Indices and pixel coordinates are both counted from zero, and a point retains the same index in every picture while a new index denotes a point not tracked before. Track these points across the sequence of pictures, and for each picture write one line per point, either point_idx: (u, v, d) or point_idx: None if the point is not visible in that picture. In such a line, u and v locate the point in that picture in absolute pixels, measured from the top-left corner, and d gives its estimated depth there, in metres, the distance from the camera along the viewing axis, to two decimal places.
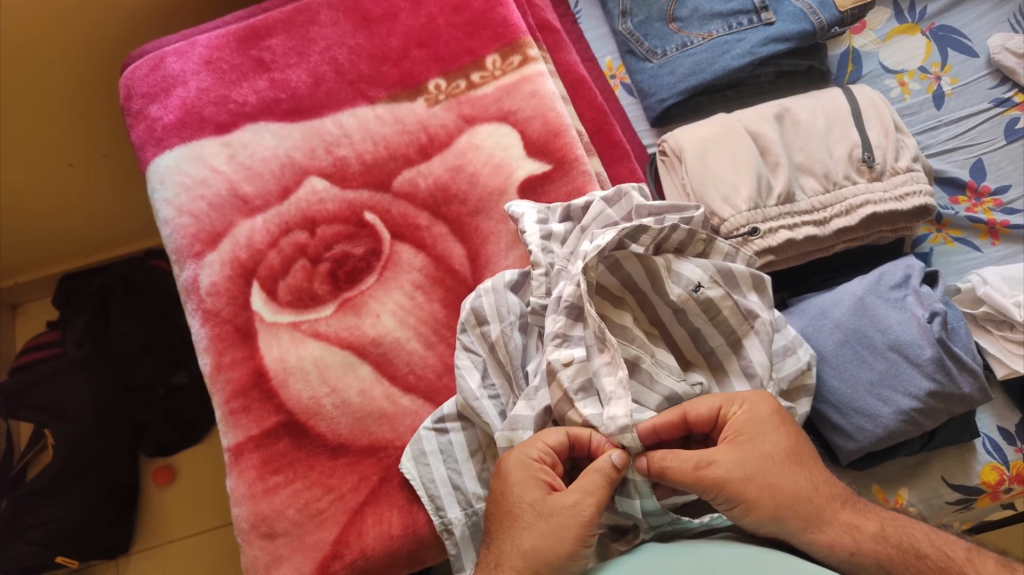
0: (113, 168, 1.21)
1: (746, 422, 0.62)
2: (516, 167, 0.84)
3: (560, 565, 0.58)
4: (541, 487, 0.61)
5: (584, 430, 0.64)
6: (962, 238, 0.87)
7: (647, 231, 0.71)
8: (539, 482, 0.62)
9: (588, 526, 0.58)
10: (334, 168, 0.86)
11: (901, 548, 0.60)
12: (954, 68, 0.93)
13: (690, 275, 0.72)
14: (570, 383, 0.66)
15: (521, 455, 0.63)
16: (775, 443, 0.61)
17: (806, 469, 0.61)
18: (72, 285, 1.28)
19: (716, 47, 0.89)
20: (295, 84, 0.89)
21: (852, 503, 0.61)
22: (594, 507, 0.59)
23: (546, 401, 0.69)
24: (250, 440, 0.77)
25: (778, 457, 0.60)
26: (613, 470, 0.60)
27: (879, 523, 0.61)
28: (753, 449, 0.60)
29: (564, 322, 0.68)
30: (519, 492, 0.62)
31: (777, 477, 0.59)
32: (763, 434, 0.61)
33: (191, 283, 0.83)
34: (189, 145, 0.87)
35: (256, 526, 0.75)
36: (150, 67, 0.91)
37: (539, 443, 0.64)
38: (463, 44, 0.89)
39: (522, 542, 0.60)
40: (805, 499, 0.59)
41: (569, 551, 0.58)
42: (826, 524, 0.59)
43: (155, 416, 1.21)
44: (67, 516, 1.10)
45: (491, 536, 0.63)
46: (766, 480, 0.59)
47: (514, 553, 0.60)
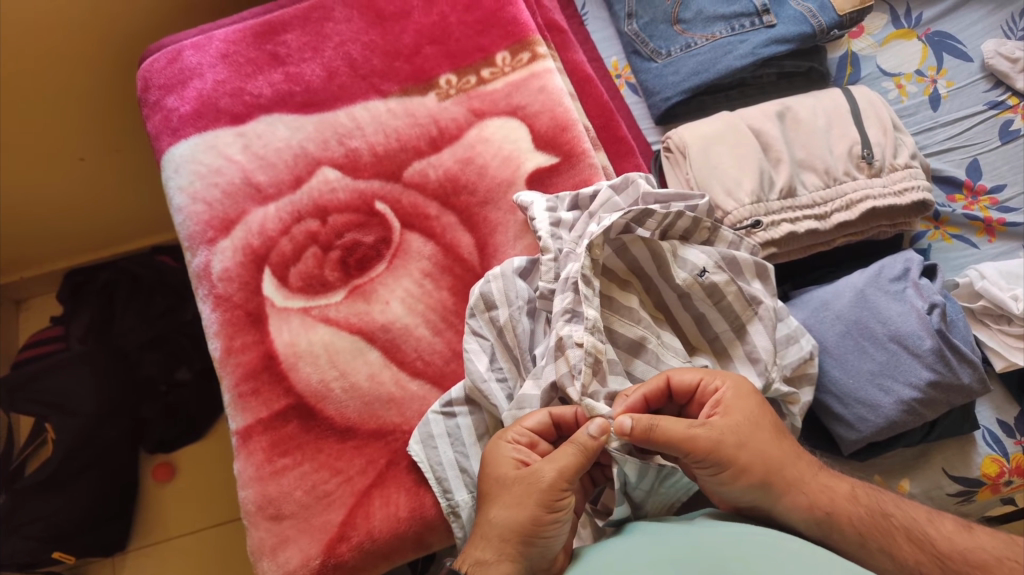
0: (124, 165, 1.22)
1: (732, 387, 0.64)
2: (525, 159, 0.86)
3: (523, 532, 0.58)
4: (511, 462, 0.63)
5: (567, 410, 0.66)
6: (960, 235, 0.89)
7: (653, 215, 0.73)
8: (509, 459, 0.63)
9: (551, 491, 0.59)
10: (346, 159, 0.88)
11: (870, 508, 0.62)
12: (950, 72, 0.96)
13: (695, 260, 0.74)
14: (574, 362, 0.67)
15: (494, 439, 0.66)
16: (758, 413, 0.63)
17: (786, 439, 0.63)
18: (79, 281, 1.29)
19: (719, 47, 0.92)
20: (309, 78, 0.91)
21: (826, 469, 0.64)
22: (556, 472, 0.60)
23: (552, 377, 0.69)
24: (259, 423, 0.78)
25: (766, 427, 0.62)
26: (589, 441, 0.61)
27: (852, 486, 0.63)
28: (747, 416, 0.62)
29: (572, 298, 0.69)
30: (491, 470, 0.64)
31: (763, 442, 0.61)
32: (750, 406, 0.63)
33: (203, 268, 0.84)
34: (204, 135, 0.89)
35: (263, 508, 0.75)
36: (168, 59, 0.93)
37: (520, 427, 0.65)
38: (474, 41, 0.92)
39: (489, 512, 0.61)
40: (789, 460, 0.62)
41: (530, 515, 0.59)
42: (805, 487, 0.62)
43: (157, 412, 1.22)
44: (69, 509, 1.09)
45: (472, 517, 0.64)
46: (755, 446, 0.61)
47: (484, 523, 0.60)
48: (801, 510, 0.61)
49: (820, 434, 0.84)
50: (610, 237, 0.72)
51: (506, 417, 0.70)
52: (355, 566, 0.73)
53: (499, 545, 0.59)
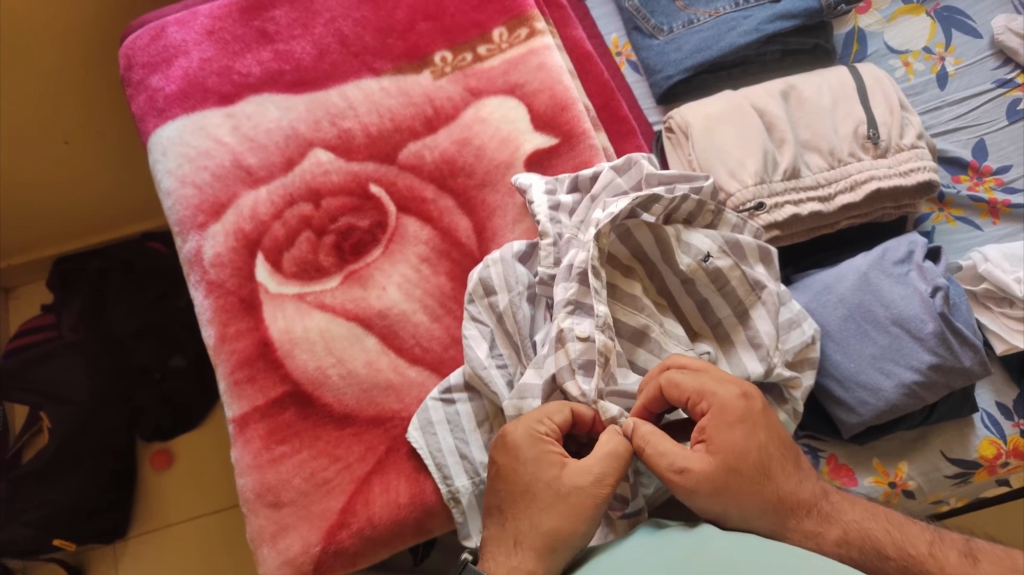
0: (110, 145, 1.19)
1: (715, 423, 0.61)
2: (524, 140, 0.84)
3: (574, 544, 0.59)
4: (555, 464, 0.61)
5: (587, 410, 0.65)
6: (964, 217, 0.88)
7: (659, 200, 0.71)
8: (553, 459, 0.62)
9: (603, 505, 0.60)
10: (339, 140, 0.85)
11: (861, 551, 0.62)
12: (958, 49, 0.94)
13: (699, 246, 0.72)
14: (574, 355, 0.67)
15: (530, 433, 0.63)
16: (744, 448, 0.60)
17: (771, 480, 0.60)
18: (68, 268, 1.26)
19: (723, 24, 0.90)
20: (299, 56, 0.88)
21: (819, 509, 0.62)
22: (615, 479, 0.60)
23: (553, 368, 0.68)
24: (255, 411, 0.76)
25: (746, 471, 0.60)
26: (624, 444, 0.62)
27: (843, 530, 0.62)
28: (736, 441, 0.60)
29: (576, 290, 0.68)
30: (533, 471, 0.61)
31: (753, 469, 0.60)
32: (734, 442, 0.60)
33: (194, 254, 0.82)
34: (192, 116, 0.86)
35: (262, 496, 0.74)
36: (151, 36, 0.90)
37: (547, 420, 0.64)
38: (469, 17, 0.89)
39: (539, 521, 0.59)
40: (770, 507, 0.60)
41: (584, 530, 0.59)
42: (787, 531, 0.61)
43: (154, 400, 1.20)
44: (66, 496, 1.09)
45: (501, 514, 0.62)
46: (732, 495, 0.59)
47: (533, 531, 0.59)
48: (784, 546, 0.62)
49: (820, 417, 0.83)
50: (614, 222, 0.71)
51: (507, 407, 0.69)
52: (356, 553, 0.72)
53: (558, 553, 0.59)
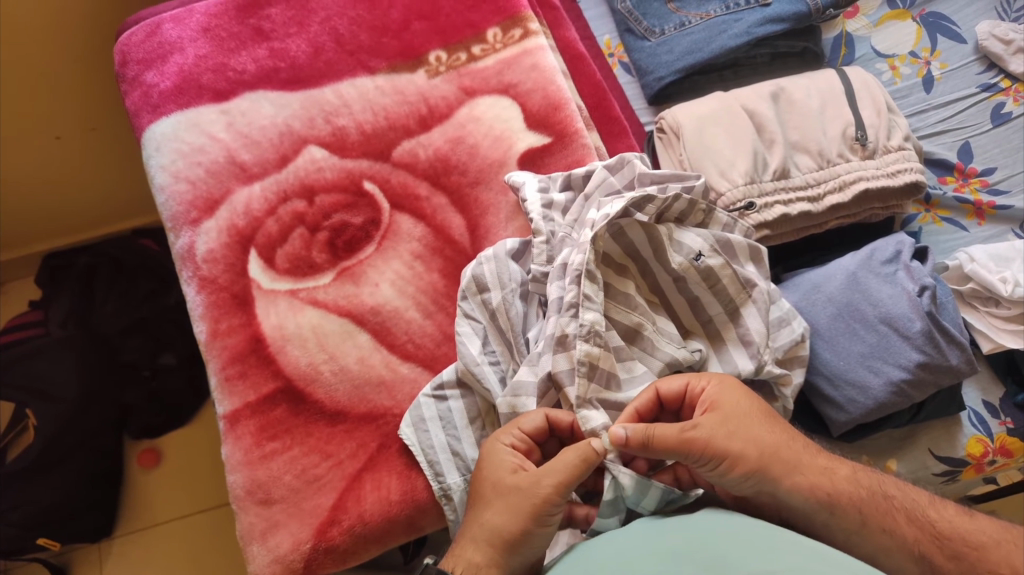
0: (102, 142, 1.19)
1: (718, 388, 0.64)
2: (517, 139, 0.85)
3: (513, 541, 0.59)
4: (507, 467, 0.63)
5: (563, 414, 0.65)
6: (950, 218, 0.89)
7: (652, 200, 0.72)
8: (507, 463, 0.63)
9: (542, 506, 0.59)
10: (333, 137, 0.86)
11: (871, 489, 0.64)
12: (943, 54, 0.96)
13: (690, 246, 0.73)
14: (575, 361, 0.66)
15: (494, 442, 0.65)
16: (748, 405, 0.63)
17: (778, 425, 0.64)
18: (57, 264, 1.26)
19: (713, 27, 0.91)
20: (294, 54, 0.89)
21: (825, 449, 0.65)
22: (554, 484, 0.59)
23: (549, 366, 0.67)
24: (246, 407, 0.76)
25: (756, 417, 0.63)
26: (591, 453, 0.60)
27: (852, 469, 0.64)
28: (738, 419, 0.62)
29: (576, 291, 0.67)
30: (487, 471, 0.63)
31: (758, 432, 0.62)
32: (739, 401, 0.63)
33: (187, 250, 0.82)
34: (186, 112, 0.87)
35: (252, 493, 0.74)
36: (147, 33, 0.90)
37: (515, 429, 0.65)
38: (464, 17, 0.89)
39: (481, 515, 0.61)
40: (784, 447, 0.62)
41: (519, 526, 0.59)
42: (804, 469, 0.62)
43: (142, 398, 1.20)
44: (53, 495, 1.08)
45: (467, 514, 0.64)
46: (746, 434, 0.61)
47: (475, 525, 0.61)
48: (805, 487, 0.62)
49: (810, 416, 0.84)
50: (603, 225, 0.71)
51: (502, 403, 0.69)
52: (347, 550, 0.72)
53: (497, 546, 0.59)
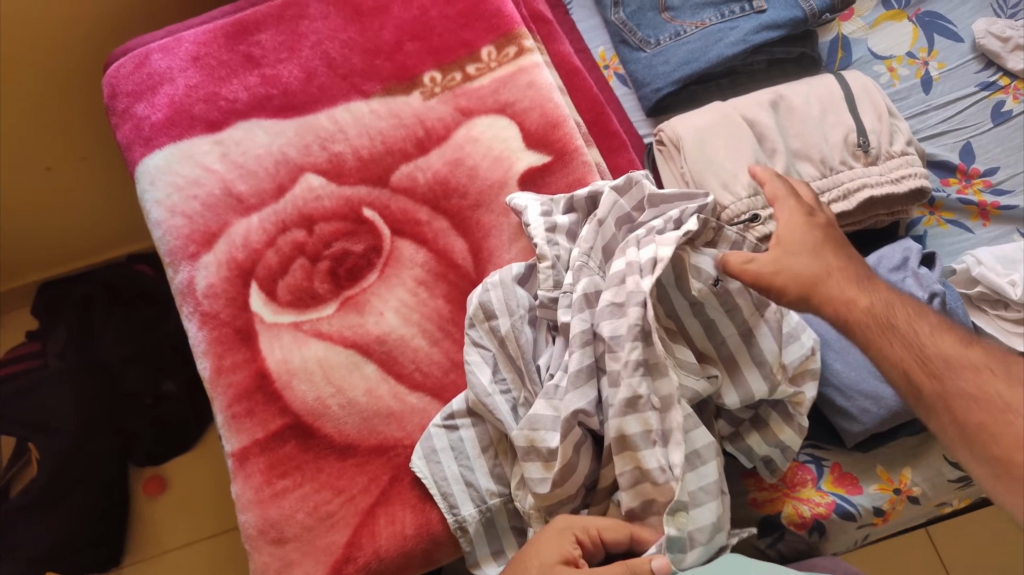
0: (93, 172, 1.17)
1: (788, 231, 0.68)
2: (516, 159, 0.83)
3: None
4: (558, 554, 0.63)
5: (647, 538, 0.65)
6: (954, 220, 0.89)
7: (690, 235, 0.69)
8: (561, 551, 0.63)
9: None
10: (330, 164, 0.84)
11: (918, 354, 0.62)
12: (941, 53, 0.95)
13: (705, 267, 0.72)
14: (652, 427, 0.64)
15: (562, 526, 0.65)
16: (817, 258, 0.66)
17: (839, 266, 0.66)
18: (53, 294, 1.24)
19: (709, 35, 0.90)
20: (287, 80, 0.87)
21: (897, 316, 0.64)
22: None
23: (576, 404, 0.66)
24: (255, 444, 0.75)
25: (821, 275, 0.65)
26: (647, 572, 0.61)
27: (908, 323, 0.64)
28: (797, 256, 0.66)
29: (641, 349, 0.64)
30: (539, 550, 0.64)
31: (799, 266, 0.66)
32: (799, 241, 0.67)
33: (187, 285, 0.81)
34: (179, 144, 0.85)
35: (265, 532, 0.73)
36: (135, 64, 0.89)
37: (592, 531, 0.65)
38: (457, 36, 0.88)
39: None
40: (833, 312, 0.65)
41: None
42: (845, 306, 0.64)
43: (144, 425, 1.19)
44: (57, 530, 1.07)
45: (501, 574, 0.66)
46: (793, 272, 0.65)
47: None
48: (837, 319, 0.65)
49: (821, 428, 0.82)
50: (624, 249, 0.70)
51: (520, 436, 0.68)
52: None
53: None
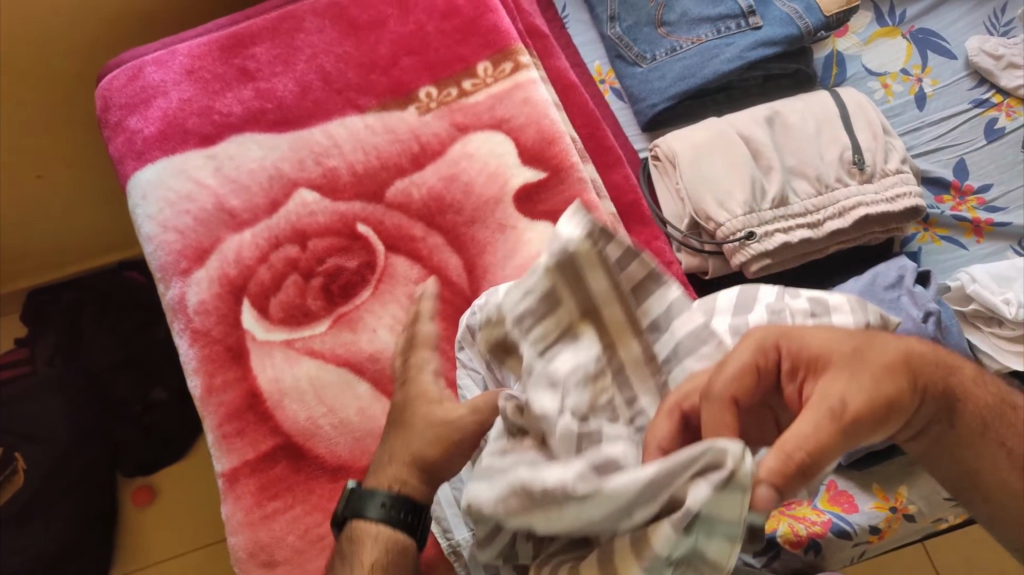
0: (86, 182, 1.16)
1: (832, 383, 0.45)
2: (511, 175, 0.83)
3: None
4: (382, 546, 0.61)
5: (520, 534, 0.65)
6: (949, 237, 0.89)
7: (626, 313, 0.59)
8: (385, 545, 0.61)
9: None
10: (324, 179, 0.84)
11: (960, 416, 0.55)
12: (934, 70, 0.96)
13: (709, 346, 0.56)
14: None
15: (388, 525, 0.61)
16: (872, 362, 0.46)
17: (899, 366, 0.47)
18: (43, 300, 1.23)
19: (706, 51, 0.90)
20: (281, 94, 0.87)
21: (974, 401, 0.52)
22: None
23: None
24: (245, 465, 0.75)
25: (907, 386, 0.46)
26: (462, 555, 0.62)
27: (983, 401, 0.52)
28: (865, 362, 0.46)
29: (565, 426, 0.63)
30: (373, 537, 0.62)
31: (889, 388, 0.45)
32: (857, 365, 0.46)
33: (178, 301, 0.80)
34: (172, 158, 0.84)
35: (254, 555, 0.72)
36: (128, 77, 0.88)
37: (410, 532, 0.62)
38: (453, 51, 0.88)
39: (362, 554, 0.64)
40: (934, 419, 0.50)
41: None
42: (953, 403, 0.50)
43: (134, 434, 1.17)
44: (42, 542, 1.05)
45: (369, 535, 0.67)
46: (885, 395, 0.45)
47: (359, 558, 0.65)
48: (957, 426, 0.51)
49: None
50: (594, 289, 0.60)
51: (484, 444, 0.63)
52: None
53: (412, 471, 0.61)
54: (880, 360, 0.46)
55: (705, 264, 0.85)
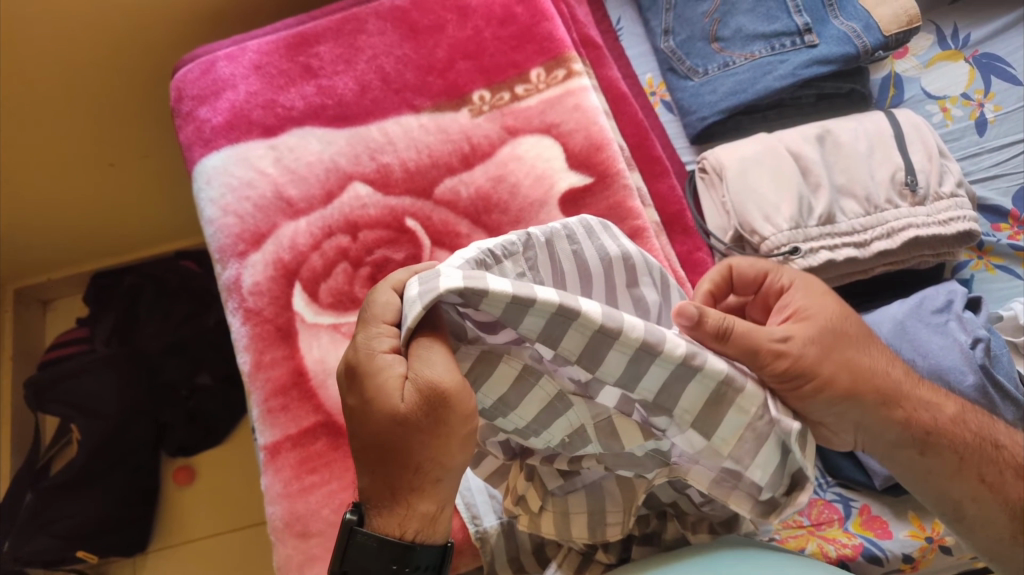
0: (153, 169, 1.23)
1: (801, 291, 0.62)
2: (557, 179, 0.85)
3: (427, 519, 0.54)
4: (416, 512, 0.53)
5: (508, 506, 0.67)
6: (1004, 266, 0.86)
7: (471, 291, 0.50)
8: (419, 513, 0.53)
9: (424, 513, 0.53)
10: (378, 174, 0.87)
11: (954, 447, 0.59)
12: (998, 96, 0.93)
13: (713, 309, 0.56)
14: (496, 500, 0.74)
15: (397, 516, 0.53)
16: (838, 313, 0.60)
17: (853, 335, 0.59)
18: (105, 283, 1.30)
19: (759, 67, 0.90)
20: (342, 91, 0.91)
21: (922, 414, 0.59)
22: (424, 521, 0.54)
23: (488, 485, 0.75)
24: (287, 439, 0.79)
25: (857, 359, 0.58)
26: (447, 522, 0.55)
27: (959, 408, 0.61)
28: (839, 343, 0.58)
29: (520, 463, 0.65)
30: (397, 521, 0.53)
31: (846, 351, 0.58)
32: (825, 305, 0.60)
33: (234, 282, 0.84)
34: (236, 147, 0.89)
35: (290, 526, 0.76)
36: (201, 70, 0.93)
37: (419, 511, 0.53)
38: (508, 57, 0.90)
39: (396, 507, 0.54)
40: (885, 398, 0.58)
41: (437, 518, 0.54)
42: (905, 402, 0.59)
43: (179, 416, 1.22)
44: (91, 510, 1.11)
45: (388, 505, 0.54)
46: (842, 355, 0.57)
47: (406, 501, 0.53)
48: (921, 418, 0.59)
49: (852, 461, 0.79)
50: (600, 373, 0.52)
51: (465, 356, 0.56)
52: None
53: (450, 513, 0.55)
54: (835, 334, 0.58)
55: None
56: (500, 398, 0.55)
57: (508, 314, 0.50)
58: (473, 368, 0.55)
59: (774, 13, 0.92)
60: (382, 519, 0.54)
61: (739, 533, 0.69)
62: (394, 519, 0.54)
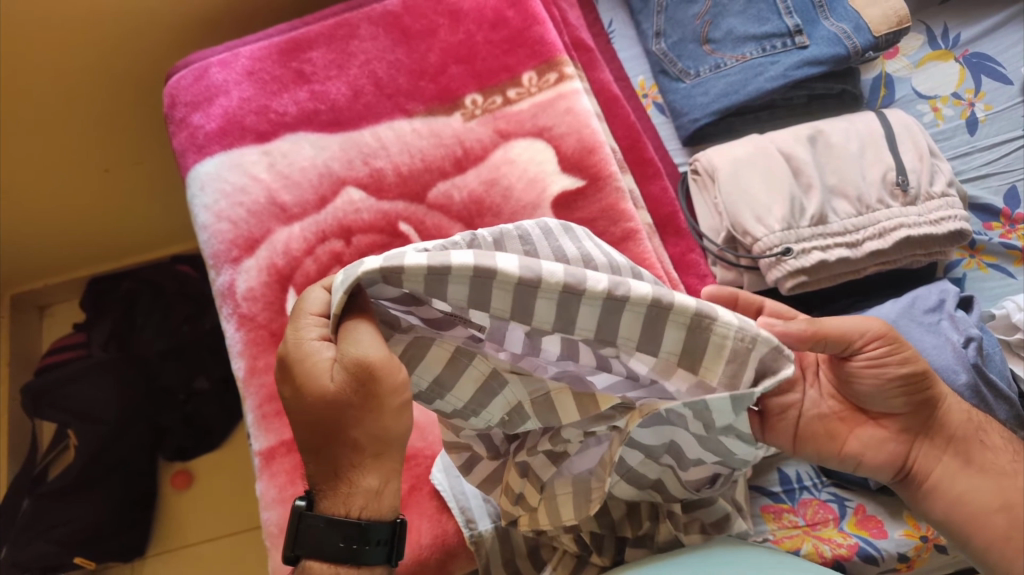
0: (148, 174, 1.23)
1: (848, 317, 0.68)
2: (550, 182, 0.85)
3: (371, 497, 0.52)
4: (359, 490, 0.52)
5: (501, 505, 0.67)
6: (996, 264, 0.87)
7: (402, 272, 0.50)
8: (363, 491, 0.52)
9: (368, 490, 0.52)
10: (371, 179, 0.87)
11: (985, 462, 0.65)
12: (988, 95, 0.94)
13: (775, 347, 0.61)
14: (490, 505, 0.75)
15: (342, 499, 0.52)
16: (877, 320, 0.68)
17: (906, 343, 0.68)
18: (101, 288, 1.30)
19: (750, 69, 0.91)
20: (334, 97, 0.91)
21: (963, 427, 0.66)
22: (369, 498, 0.52)
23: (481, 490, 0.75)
24: (282, 444, 0.79)
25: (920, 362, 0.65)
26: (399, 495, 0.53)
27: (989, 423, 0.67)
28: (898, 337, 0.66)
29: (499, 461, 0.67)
30: (343, 503, 0.52)
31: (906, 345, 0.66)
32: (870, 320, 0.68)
33: (228, 287, 0.85)
34: (229, 152, 0.89)
35: (285, 530, 0.76)
36: (194, 76, 0.93)
37: (364, 488, 0.52)
38: (500, 61, 0.91)
39: (340, 489, 0.52)
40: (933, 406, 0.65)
41: (384, 494, 0.52)
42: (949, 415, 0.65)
43: (177, 421, 1.22)
44: (89, 515, 1.10)
45: (333, 489, 0.53)
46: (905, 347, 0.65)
47: (348, 480, 0.52)
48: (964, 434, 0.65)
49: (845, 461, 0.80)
50: (535, 322, 0.52)
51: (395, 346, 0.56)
52: None
53: (397, 488, 0.53)
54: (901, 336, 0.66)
55: (739, 278, 0.86)
56: (436, 380, 0.57)
57: (431, 287, 0.51)
58: (405, 354, 0.56)
59: (765, 14, 0.93)
60: (328, 501, 0.53)
61: (732, 533, 0.69)
62: (340, 502, 0.52)
